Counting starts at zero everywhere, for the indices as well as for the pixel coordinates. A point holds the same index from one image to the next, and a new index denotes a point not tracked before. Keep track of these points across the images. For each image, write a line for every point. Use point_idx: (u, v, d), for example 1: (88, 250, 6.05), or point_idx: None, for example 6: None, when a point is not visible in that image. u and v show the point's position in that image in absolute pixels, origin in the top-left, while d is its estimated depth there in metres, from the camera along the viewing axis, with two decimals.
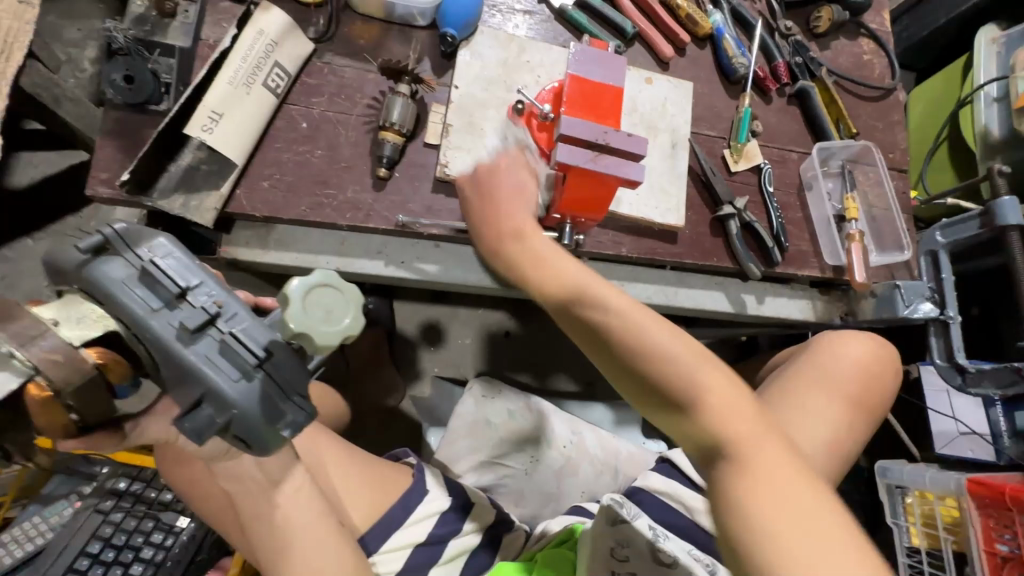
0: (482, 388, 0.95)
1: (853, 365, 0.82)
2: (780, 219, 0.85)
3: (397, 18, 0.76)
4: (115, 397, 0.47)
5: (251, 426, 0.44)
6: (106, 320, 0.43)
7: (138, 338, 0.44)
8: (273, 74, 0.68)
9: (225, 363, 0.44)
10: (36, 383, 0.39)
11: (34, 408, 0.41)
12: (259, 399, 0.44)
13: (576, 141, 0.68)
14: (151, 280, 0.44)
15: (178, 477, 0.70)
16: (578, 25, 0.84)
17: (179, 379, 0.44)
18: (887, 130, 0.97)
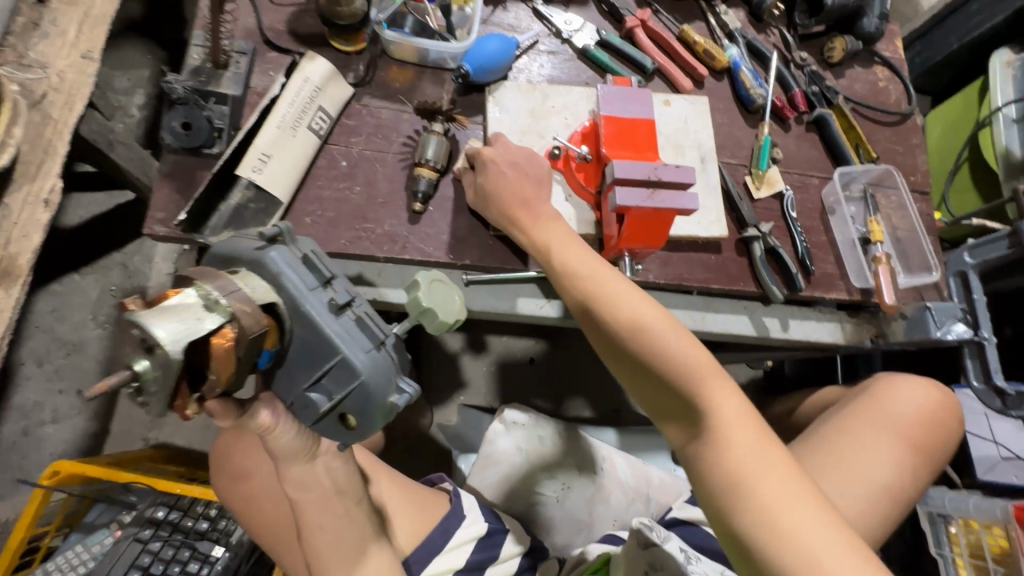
0: (513, 414, 0.91)
1: (913, 411, 0.82)
2: (804, 243, 0.87)
3: (430, 62, 0.81)
4: (258, 363, 0.53)
5: (371, 394, 0.57)
6: (271, 293, 0.54)
7: (292, 311, 0.55)
8: (317, 118, 0.73)
9: (360, 335, 0.58)
10: (224, 332, 0.46)
11: (210, 359, 0.46)
12: (378, 371, 0.57)
13: (629, 182, 0.66)
14: (312, 266, 0.58)
15: (232, 495, 0.79)
16: (599, 62, 0.88)
17: (323, 348, 0.56)
18: (907, 154, 0.98)
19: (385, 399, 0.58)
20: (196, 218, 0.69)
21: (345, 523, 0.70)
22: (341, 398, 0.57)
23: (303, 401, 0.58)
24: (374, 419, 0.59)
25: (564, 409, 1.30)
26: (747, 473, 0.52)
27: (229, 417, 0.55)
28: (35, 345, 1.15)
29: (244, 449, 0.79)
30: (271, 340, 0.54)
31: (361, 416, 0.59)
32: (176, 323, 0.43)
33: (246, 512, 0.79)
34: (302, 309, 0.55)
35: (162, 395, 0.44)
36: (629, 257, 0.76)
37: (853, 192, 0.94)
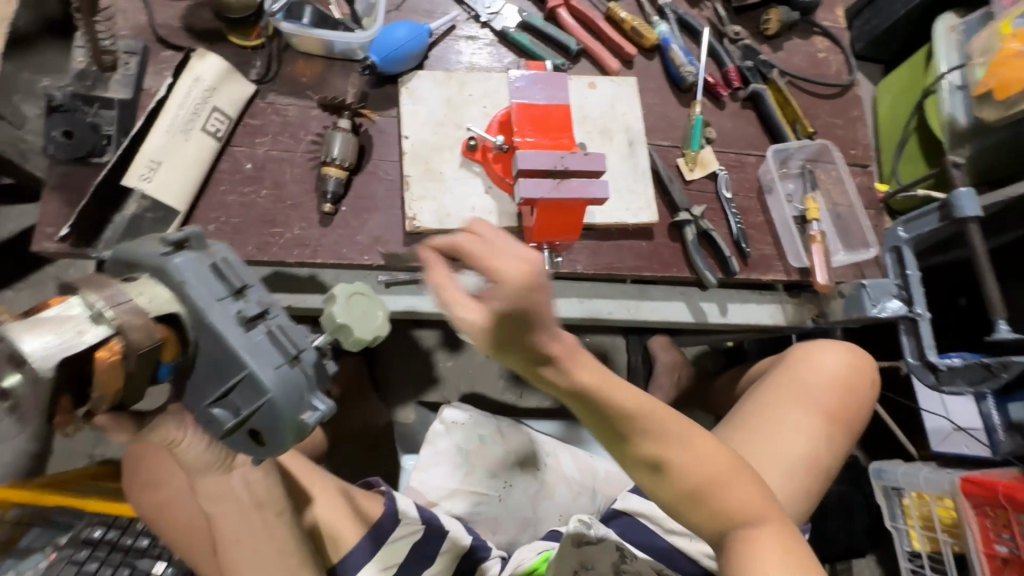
0: (453, 412, 0.89)
1: (829, 374, 0.81)
2: (739, 225, 0.85)
3: (338, 54, 0.77)
4: (155, 377, 0.49)
5: (278, 411, 0.52)
6: (171, 304, 0.49)
7: (194, 325, 0.50)
8: (213, 119, 0.69)
9: (269, 350, 0.53)
10: (108, 346, 0.42)
11: (97, 375, 0.43)
12: (288, 388, 0.53)
13: (536, 173, 0.63)
14: (220, 274, 0.53)
15: (148, 503, 0.75)
16: (521, 46, 0.84)
17: (226, 361, 0.51)
18: (847, 127, 0.96)
19: (296, 417, 0.54)
20: (87, 232, 0.65)
21: (262, 535, 0.67)
22: (247, 415, 0.52)
23: (206, 416, 0.53)
24: (285, 438, 0.54)
25: (523, 401, 1.30)
26: (748, 539, 0.52)
27: (124, 430, 0.50)
28: None
29: (161, 458, 0.76)
30: (170, 348, 0.49)
31: (270, 433, 0.54)
32: (52, 336, 0.40)
33: (163, 521, 0.75)
34: (206, 323, 0.50)
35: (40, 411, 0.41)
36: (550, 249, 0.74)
37: (791, 168, 0.92)
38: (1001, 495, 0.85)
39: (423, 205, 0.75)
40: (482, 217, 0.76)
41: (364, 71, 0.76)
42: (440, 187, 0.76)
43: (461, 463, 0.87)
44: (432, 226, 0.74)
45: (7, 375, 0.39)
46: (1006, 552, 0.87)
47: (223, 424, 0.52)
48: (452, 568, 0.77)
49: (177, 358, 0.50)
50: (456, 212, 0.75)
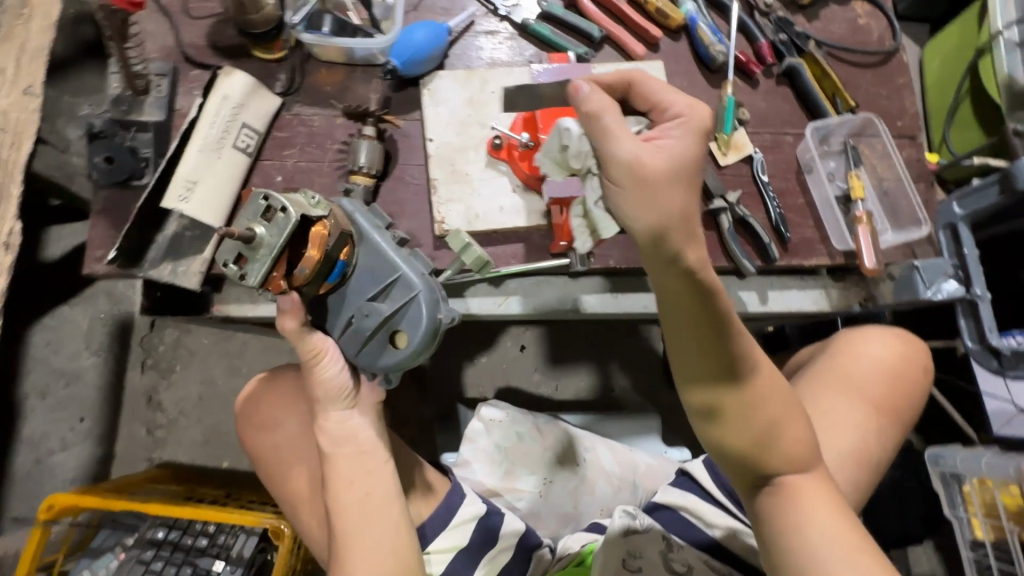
0: (491, 410, 0.90)
1: (878, 362, 0.77)
2: (778, 209, 0.81)
3: (359, 60, 0.77)
4: (332, 268, 0.64)
5: (422, 306, 0.66)
6: (348, 225, 0.67)
7: (361, 240, 0.67)
8: (242, 135, 0.70)
9: (415, 263, 0.68)
10: (322, 222, 0.60)
11: (312, 243, 0.60)
12: (429, 290, 0.67)
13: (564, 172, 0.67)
14: (374, 213, 0.70)
15: (262, 444, 0.80)
16: (542, 37, 0.82)
17: (382, 267, 0.67)
18: (893, 97, 0.90)
19: (434, 316, 0.66)
20: (133, 252, 0.68)
21: (372, 484, 0.72)
22: (395, 317, 0.66)
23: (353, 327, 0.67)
24: (423, 334, 0.66)
25: (560, 393, 1.31)
26: (793, 463, 0.56)
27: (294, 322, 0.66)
28: (37, 378, 1.19)
29: (276, 399, 0.81)
30: (346, 252, 0.65)
31: (411, 332, 0.66)
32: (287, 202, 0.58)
33: (272, 465, 0.80)
34: (371, 238, 0.67)
35: (266, 259, 0.56)
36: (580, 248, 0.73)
37: (832, 146, 0.87)
38: None
39: (450, 207, 0.74)
40: (509, 215, 0.75)
41: (387, 76, 0.76)
42: (466, 188, 0.75)
43: (501, 461, 0.87)
44: (459, 228, 0.74)
45: (255, 227, 0.56)
46: None
47: (370, 323, 0.66)
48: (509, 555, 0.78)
49: (348, 264, 0.66)
50: (485, 212, 0.75)
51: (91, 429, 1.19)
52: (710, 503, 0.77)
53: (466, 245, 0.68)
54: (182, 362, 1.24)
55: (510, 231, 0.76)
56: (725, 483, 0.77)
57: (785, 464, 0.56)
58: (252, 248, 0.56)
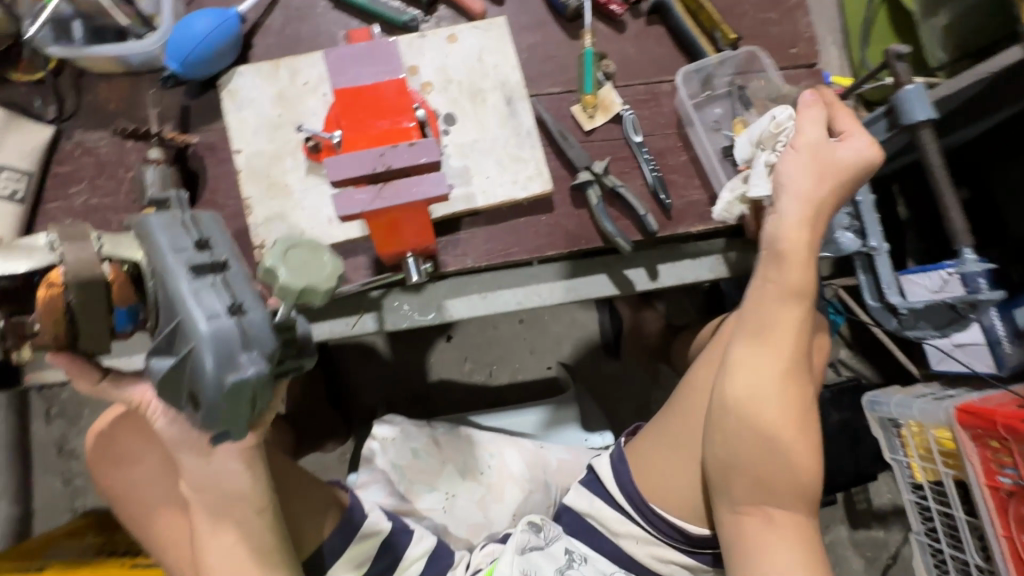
0: (383, 429, 0.84)
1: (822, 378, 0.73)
2: (656, 172, 0.72)
3: (140, 66, 0.66)
4: (107, 321, 0.49)
5: (203, 368, 0.44)
6: (136, 252, 0.47)
7: (151, 275, 0.47)
8: (4, 180, 0.60)
9: (210, 299, 0.45)
10: (54, 271, 0.47)
11: (39, 305, 0.47)
12: (214, 342, 0.44)
13: (355, 182, 0.54)
14: (186, 224, 0.48)
15: (119, 483, 0.73)
16: (360, 7, 0.70)
17: (169, 306, 0.46)
18: (784, 21, 0.78)
19: (219, 378, 0.45)
20: None
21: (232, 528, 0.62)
22: (183, 369, 0.46)
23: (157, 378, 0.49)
24: (210, 398, 0.45)
25: (494, 378, 1.26)
26: (787, 465, 0.61)
27: (89, 377, 0.56)
28: None
29: (130, 434, 0.73)
30: (118, 298, 0.49)
31: (201, 398, 0.46)
32: (9, 262, 0.47)
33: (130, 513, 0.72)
34: (155, 271, 0.46)
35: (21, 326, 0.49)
36: (414, 257, 0.63)
37: (716, 88, 0.77)
38: (999, 426, 0.75)
39: (270, 226, 0.65)
40: (342, 227, 0.66)
41: (166, 82, 0.65)
42: (288, 202, 0.66)
43: (399, 480, 0.82)
44: None
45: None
46: (1010, 484, 0.77)
47: (158, 378, 0.47)
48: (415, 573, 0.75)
49: (142, 301, 0.50)
50: (312, 227, 0.66)
51: (5, 489, 1.14)
52: (609, 505, 0.73)
53: (272, 276, 0.55)
54: (87, 407, 1.17)
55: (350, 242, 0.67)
56: (626, 485, 0.72)
57: (787, 462, 0.61)
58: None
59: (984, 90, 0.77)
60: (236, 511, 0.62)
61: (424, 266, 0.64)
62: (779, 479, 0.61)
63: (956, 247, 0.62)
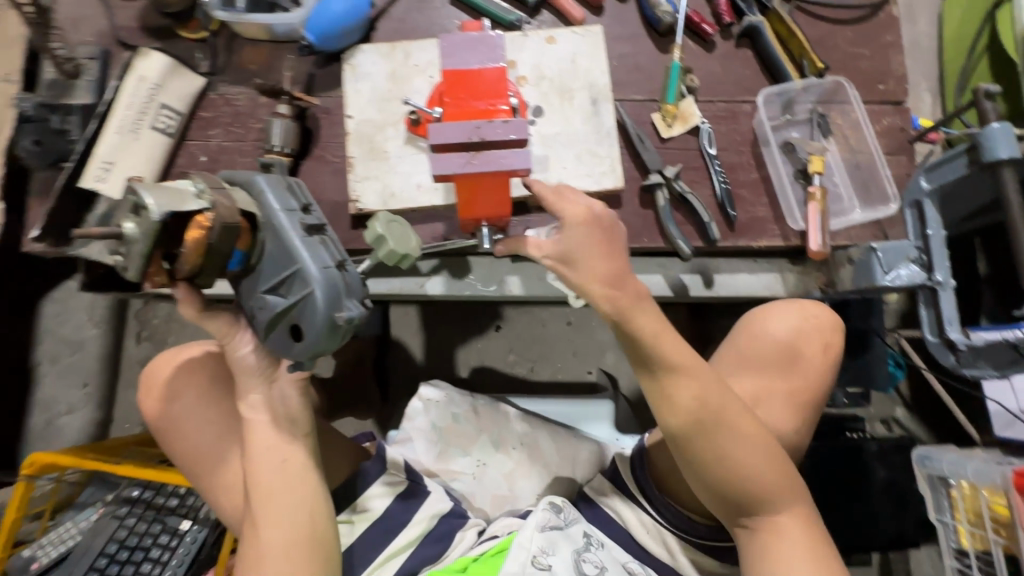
0: (428, 391, 0.90)
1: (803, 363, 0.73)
2: (725, 184, 0.75)
3: (282, 36, 0.76)
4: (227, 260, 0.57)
5: (319, 304, 0.57)
6: (254, 205, 0.58)
7: (265, 226, 0.58)
8: (162, 116, 0.72)
9: (320, 253, 0.58)
10: (203, 216, 0.52)
11: (185, 241, 0.53)
12: (328, 286, 0.57)
13: (450, 148, 0.60)
14: (290, 192, 0.60)
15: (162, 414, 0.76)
16: (473, 5, 0.78)
17: (285, 255, 0.58)
18: (875, 57, 0.80)
19: (331, 315, 0.57)
20: (62, 231, 0.71)
21: (287, 453, 0.69)
22: (297, 307, 0.58)
23: (257, 316, 0.60)
24: (318, 329, 0.57)
25: (535, 374, 1.30)
26: (754, 486, 0.64)
27: (191, 304, 0.62)
28: (47, 346, 1.30)
29: (179, 370, 0.77)
30: (244, 241, 0.57)
31: (308, 328, 0.58)
32: (169, 201, 0.50)
33: (170, 441, 0.76)
34: (275, 222, 0.58)
35: (140, 255, 0.51)
36: (488, 227, 0.69)
37: (797, 114, 0.79)
38: None
39: (366, 184, 0.74)
40: (428, 194, 0.74)
41: (303, 51, 0.75)
42: (384, 166, 0.74)
43: (436, 440, 0.87)
44: (374, 206, 0.73)
45: (126, 222, 0.50)
46: None
47: (272, 312, 0.58)
48: (427, 531, 0.78)
49: (253, 251, 0.58)
50: (402, 190, 0.74)
51: (93, 393, 1.29)
52: (625, 495, 0.78)
53: (382, 237, 0.65)
54: (173, 335, 1.32)
55: (433, 210, 0.75)
56: (642, 479, 0.77)
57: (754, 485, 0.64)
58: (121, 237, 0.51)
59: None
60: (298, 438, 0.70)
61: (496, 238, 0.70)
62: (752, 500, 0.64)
63: None
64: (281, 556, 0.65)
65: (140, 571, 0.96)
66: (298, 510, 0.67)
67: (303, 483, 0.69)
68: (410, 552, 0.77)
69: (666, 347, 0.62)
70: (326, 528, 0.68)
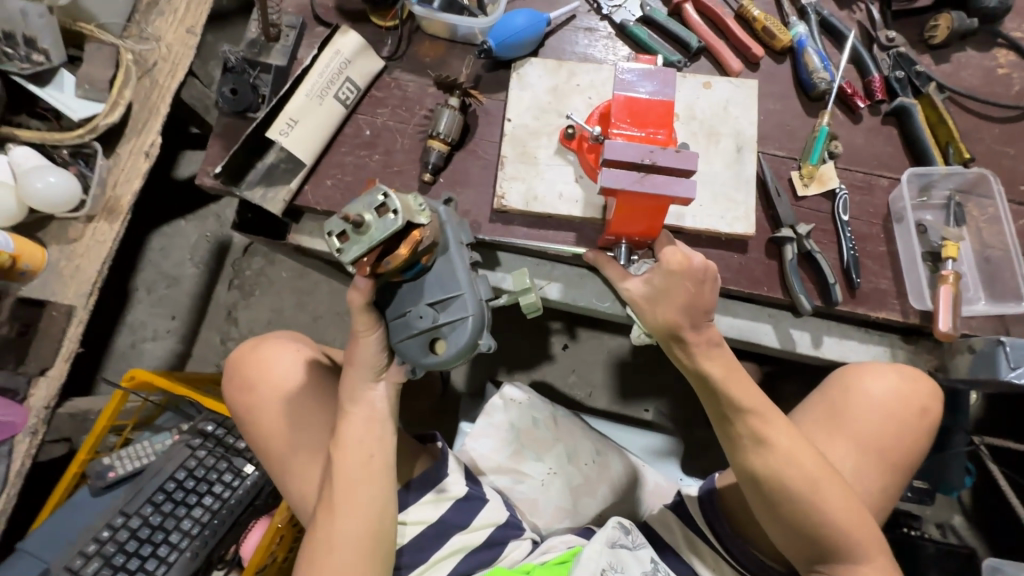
0: (511, 392, 0.91)
1: (876, 401, 0.71)
2: (853, 252, 0.76)
3: (460, 37, 0.83)
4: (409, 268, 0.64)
5: (470, 329, 0.66)
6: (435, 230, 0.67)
7: (440, 250, 0.67)
8: (344, 88, 0.79)
9: (477, 285, 0.69)
10: (419, 230, 0.59)
11: (398, 246, 0.59)
12: (478, 314, 0.67)
13: (620, 164, 0.64)
14: (461, 227, 0.71)
15: (246, 398, 0.80)
16: (638, 40, 0.84)
17: (451, 281, 0.67)
18: (1021, 158, 0.81)
19: (474, 341, 0.67)
20: (234, 173, 0.77)
21: (375, 450, 0.70)
22: (450, 326, 0.67)
23: (408, 324, 0.67)
24: (460, 351, 0.67)
25: (592, 400, 1.29)
26: (830, 528, 0.63)
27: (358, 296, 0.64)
28: (148, 275, 1.38)
29: (273, 351, 0.82)
30: (427, 257, 0.65)
31: (451, 346, 0.67)
32: (407, 211, 0.57)
33: (252, 420, 0.80)
34: (448, 252, 0.67)
35: (367, 246, 0.56)
36: (626, 246, 0.74)
37: (933, 198, 0.81)
38: None
39: (512, 183, 0.78)
40: (567, 204, 0.77)
41: (482, 56, 0.81)
42: (533, 169, 0.78)
43: (511, 440, 0.89)
44: (516, 206, 0.77)
45: (366, 215, 0.56)
46: None
47: (427, 322, 0.66)
48: (483, 537, 0.78)
49: (427, 268, 0.67)
50: (545, 196, 0.77)
51: (178, 327, 1.36)
52: (694, 532, 0.78)
53: (529, 288, 0.75)
54: (262, 288, 1.39)
55: (567, 219, 0.78)
56: (710, 516, 0.77)
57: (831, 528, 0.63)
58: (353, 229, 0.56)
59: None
60: (382, 441, 0.71)
61: (631, 259, 0.74)
62: (831, 541, 0.64)
63: None
64: (351, 545, 0.66)
65: (202, 503, 0.99)
66: (370, 509, 0.68)
67: (377, 486, 0.69)
68: (461, 556, 0.77)
69: (733, 390, 0.64)
70: (389, 534, 0.69)
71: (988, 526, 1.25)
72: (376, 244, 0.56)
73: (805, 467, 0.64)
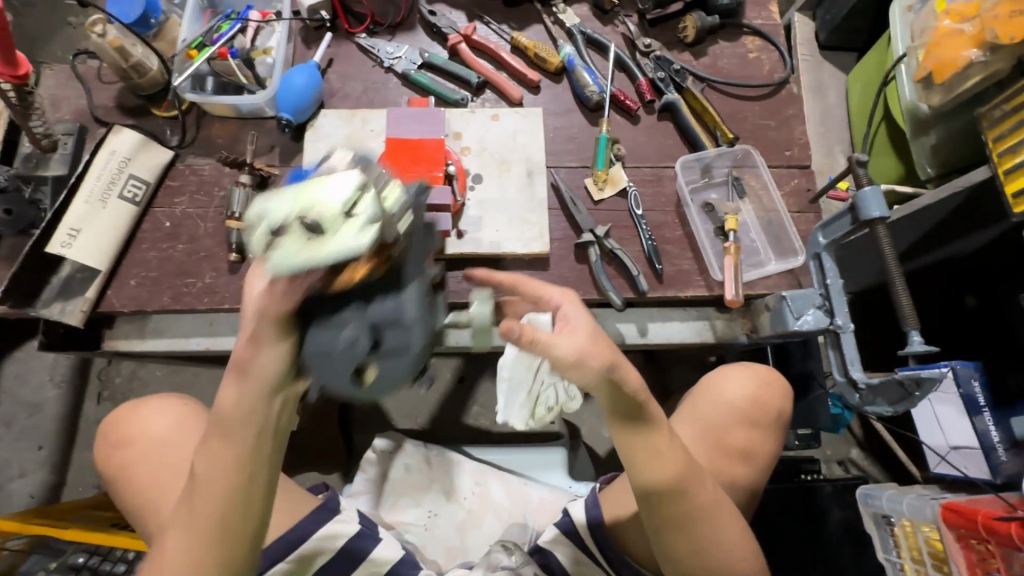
0: (385, 442, 0.92)
1: (731, 404, 0.77)
2: (651, 241, 0.82)
3: (248, 113, 0.84)
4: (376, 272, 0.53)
5: (399, 368, 0.53)
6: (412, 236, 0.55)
7: (400, 261, 0.53)
8: (129, 186, 0.77)
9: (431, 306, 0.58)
10: (368, 263, 0.51)
11: (359, 265, 0.51)
12: (421, 335, 0.53)
13: None
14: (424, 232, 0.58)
15: (113, 462, 0.75)
16: (422, 85, 0.88)
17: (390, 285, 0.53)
18: (782, 127, 0.91)
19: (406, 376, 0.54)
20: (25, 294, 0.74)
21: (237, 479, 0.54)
22: (390, 355, 0.53)
23: (331, 344, 0.52)
24: (394, 379, 0.53)
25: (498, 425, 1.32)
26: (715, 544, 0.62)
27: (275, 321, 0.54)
28: (5, 408, 1.28)
29: (141, 411, 0.77)
30: (381, 268, 0.52)
31: (383, 375, 0.53)
32: (365, 229, 0.49)
33: (127, 480, 0.74)
34: (410, 264, 0.54)
35: (301, 258, 0.49)
36: None
37: (715, 176, 0.89)
38: (979, 524, 0.74)
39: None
40: None
41: (285, 128, 0.82)
42: None
43: (389, 490, 0.89)
44: None
45: (320, 216, 0.49)
46: None
47: (361, 349, 0.51)
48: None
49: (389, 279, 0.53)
50: None
51: (48, 457, 1.26)
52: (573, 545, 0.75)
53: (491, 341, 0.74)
54: (135, 394, 1.31)
55: None
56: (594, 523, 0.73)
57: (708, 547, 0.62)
58: (305, 214, 0.49)
59: (976, 194, 0.81)
60: (230, 487, 0.54)
61: None
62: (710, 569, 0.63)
63: (905, 329, 0.62)
64: None
65: None
66: (212, 547, 0.53)
67: (221, 542, 0.54)
68: None
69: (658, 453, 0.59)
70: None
71: (881, 452, 1.34)
72: (319, 258, 0.48)
73: (706, 500, 0.61)
